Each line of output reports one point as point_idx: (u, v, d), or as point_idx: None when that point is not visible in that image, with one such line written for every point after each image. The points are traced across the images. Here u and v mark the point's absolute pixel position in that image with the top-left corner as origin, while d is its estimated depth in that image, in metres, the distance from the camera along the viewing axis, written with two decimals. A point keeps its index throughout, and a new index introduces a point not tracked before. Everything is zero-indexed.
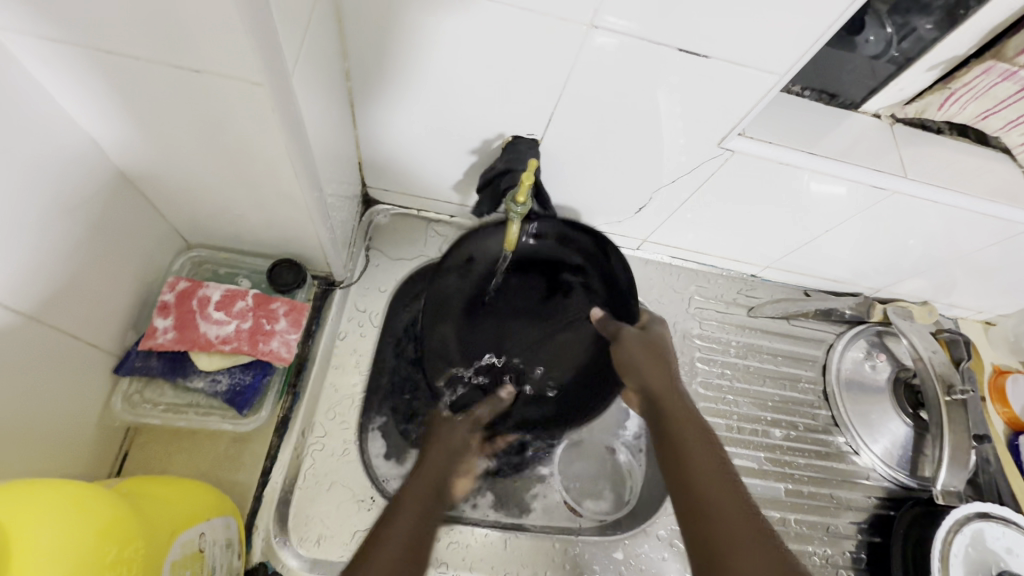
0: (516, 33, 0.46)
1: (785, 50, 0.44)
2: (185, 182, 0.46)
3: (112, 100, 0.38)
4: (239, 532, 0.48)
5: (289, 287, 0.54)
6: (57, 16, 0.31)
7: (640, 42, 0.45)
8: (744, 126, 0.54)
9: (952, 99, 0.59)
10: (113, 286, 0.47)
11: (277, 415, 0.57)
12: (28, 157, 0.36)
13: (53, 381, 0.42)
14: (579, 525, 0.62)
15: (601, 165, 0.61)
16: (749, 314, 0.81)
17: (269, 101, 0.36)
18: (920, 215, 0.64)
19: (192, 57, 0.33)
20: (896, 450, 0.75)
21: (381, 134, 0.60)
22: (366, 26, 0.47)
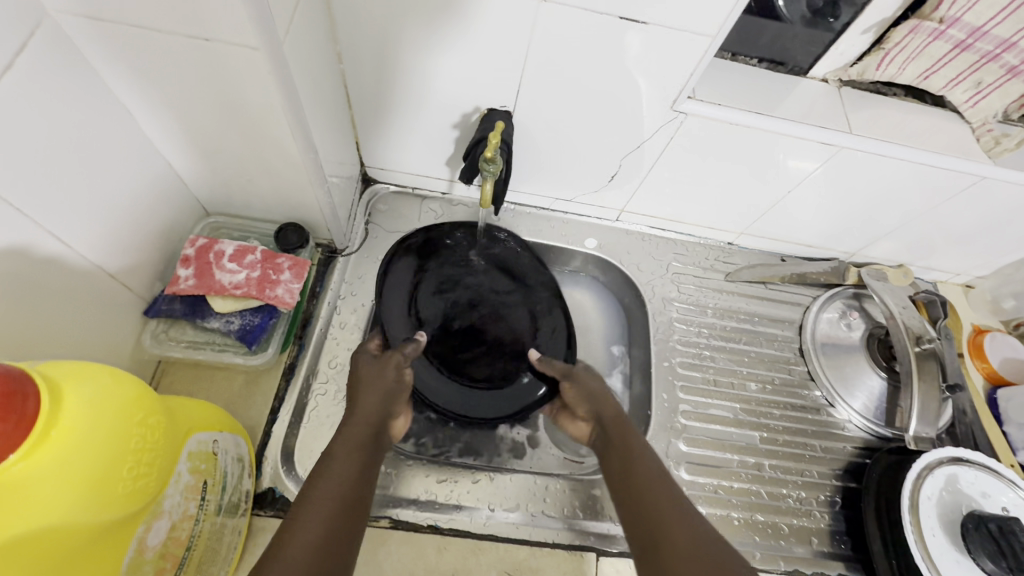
0: (478, 15, 0.53)
1: (714, 13, 0.50)
2: (202, 151, 0.54)
3: (146, 72, 0.45)
4: (249, 455, 0.55)
5: (293, 245, 0.62)
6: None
7: (586, 13, 0.52)
8: (692, 88, 0.59)
9: (888, 59, 0.63)
10: (146, 239, 0.55)
11: (285, 361, 0.64)
12: (82, 120, 0.44)
13: (92, 312, 0.49)
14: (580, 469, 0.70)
15: (571, 135, 0.68)
16: (726, 279, 0.85)
17: (265, 64, 0.43)
18: (876, 171, 0.68)
19: (205, 27, 0.40)
20: (873, 403, 0.78)
21: (375, 117, 0.68)
22: (354, 16, 0.55)
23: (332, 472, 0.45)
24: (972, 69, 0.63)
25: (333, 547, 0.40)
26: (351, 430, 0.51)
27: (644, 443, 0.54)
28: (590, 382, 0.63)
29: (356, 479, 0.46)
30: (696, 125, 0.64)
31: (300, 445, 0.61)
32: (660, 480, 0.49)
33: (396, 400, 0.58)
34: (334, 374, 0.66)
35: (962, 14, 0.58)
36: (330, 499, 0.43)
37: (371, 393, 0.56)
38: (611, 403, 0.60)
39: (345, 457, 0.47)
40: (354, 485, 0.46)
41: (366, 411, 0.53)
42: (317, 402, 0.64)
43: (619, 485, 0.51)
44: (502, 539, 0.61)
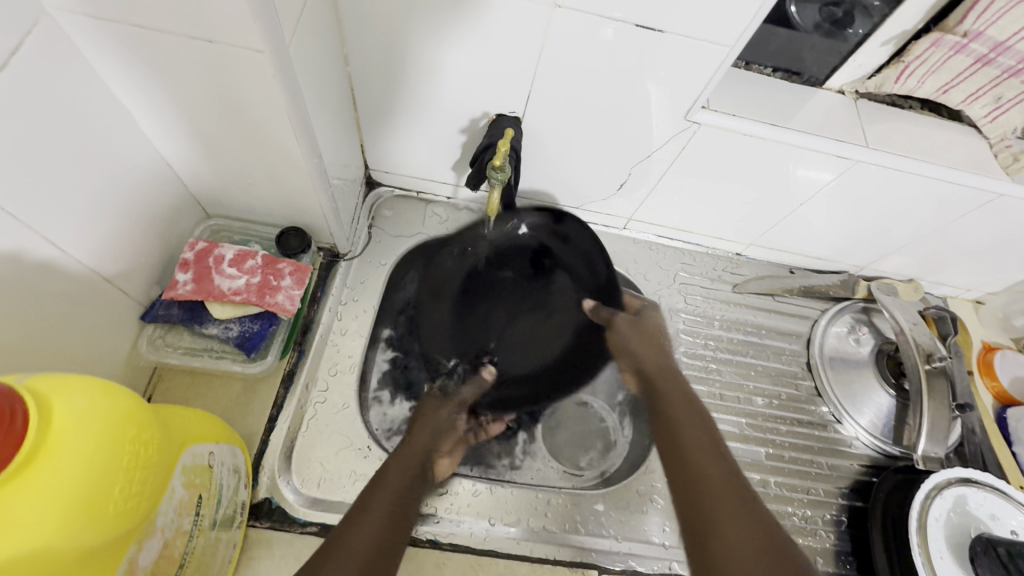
0: (490, 20, 0.52)
1: (733, 22, 0.49)
2: (204, 154, 0.53)
3: (148, 73, 0.44)
4: (245, 465, 0.54)
5: (295, 251, 0.61)
6: None
7: (600, 19, 0.50)
8: (706, 98, 0.58)
9: (907, 72, 0.62)
10: (144, 242, 0.54)
11: (284, 368, 0.63)
12: (78, 121, 0.43)
13: (86, 317, 0.48)
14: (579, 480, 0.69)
15: (580, 143, 0.66)
16: (733, 290, 0.84)
17: (270, 67, 0.42)
18: (890, 185, 0.67)
19: (207, 28, 0.39)
20: (881, 421, 0.76)
21: (381, 121, 0.66)
22: (363, 18, 0.53)
23: (381, 492, 0.53)
24: (992, 85, 0.61)
25: (373, 566, 0.47)
26: (383, 488, 0.54)
27: (698, 408, 0.62)
28: (631, 332, 0.70)
29: (400, 502, 0.54)
30: (708, 135, 0.62)
31: (297, 455, 0.60)
32: (723, 476, 0.53)
33: (444, 443, 0.63)
34: (334, 381, 0.64)
35: (986, 28, 0.55)
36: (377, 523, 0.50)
37: (425, 432, 0.62)
38: (660, 355, 0.69)
39: (394, 480, 0.55)
40: (398, 506, 0.54)
41: (400, 470, 0.57)
42: (316, 411, 0.62)
43: (666, 454, 0.58)
44: (501, 555, 0.60)
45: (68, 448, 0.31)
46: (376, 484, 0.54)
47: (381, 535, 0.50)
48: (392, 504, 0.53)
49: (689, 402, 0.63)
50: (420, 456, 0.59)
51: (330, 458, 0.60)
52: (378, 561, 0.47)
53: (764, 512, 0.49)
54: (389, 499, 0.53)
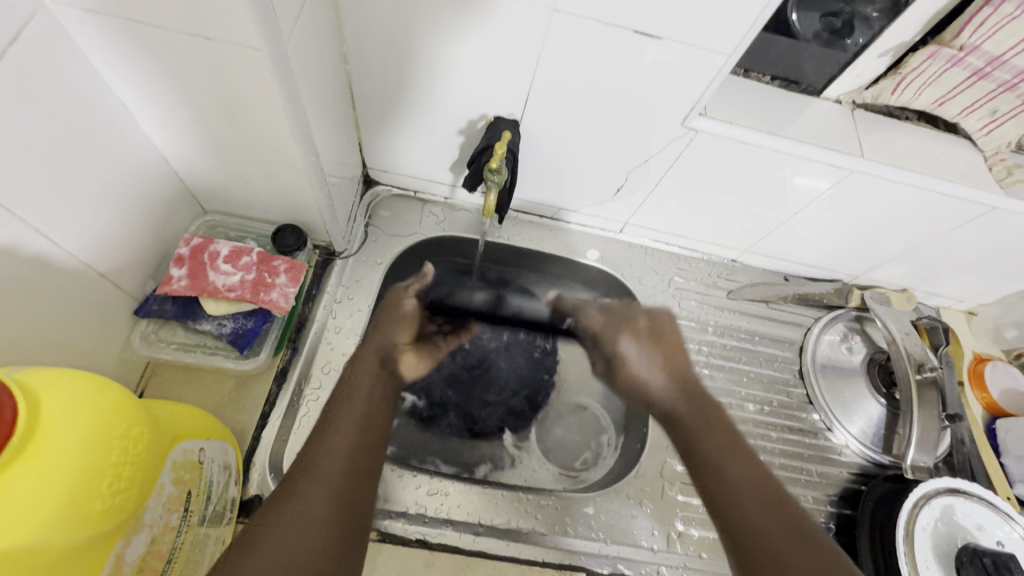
0: (489, 23, 0.52)
1: (732, 31, 0.49)
2: (199, 149, 0.53)
3: (145, 69, 0.44)
4: (236, 461, 0.54)
5: (291, 248, 0.61)
6: None
7: (600, 25, 0.50)
8: (704, 105, 0.58)
9: (904, 84, 0.62)
10: (138, 237, 0.54)
11: (277, 366, 0.63)
12: (78, 118, 0.43)
13: (78, 311, 0.48)
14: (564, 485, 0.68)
15: (578, 147, 0.66)
16: (728, 296, 0.84)
17: (268, 65, 0.42)
18: (884, 195, 0.67)
19: (205, 25, 0.39)
20: (870, 429, 0.77)
21: (380, 120, 0.66)
22: (362, 18, 0.53)
23: (348, 401, 0.53)
24: (987, 98, 0.62)
25: (345, 499, 0.44)
26: (341, 419, 0.50)
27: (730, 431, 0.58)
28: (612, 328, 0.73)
29: (358, 436, 0.49)
30: (706, 142, 0.63)
31: (288, 452, 0.60)
32: (781, 519, 0.48)
33: (401, 329, 0.66)
34: (327, 379, 0.64)
35: (982, 42, 0.56)
36: (342, 431, 0.49)
37: (379, 329, 0.63)
38: (657, 344, 0.70)
39: (360, 388, 0.55)
40: (360, 433, 0.50)
41: (361, 387, 0.55)
42: (308, 408, 0.62)
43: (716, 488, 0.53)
44: (490, 557, 0.61)
45: (55, 443, 0.31)
46: (330, 422, 0.50)
47: (352, 445, 0.48)
48: (353, 431, 0.49)
49: (738, 446, 0.56)
50: (373, 360, 0.59)
51: None
52: (360, 457, 0.48)
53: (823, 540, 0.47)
54: (348, 429, 0.49)
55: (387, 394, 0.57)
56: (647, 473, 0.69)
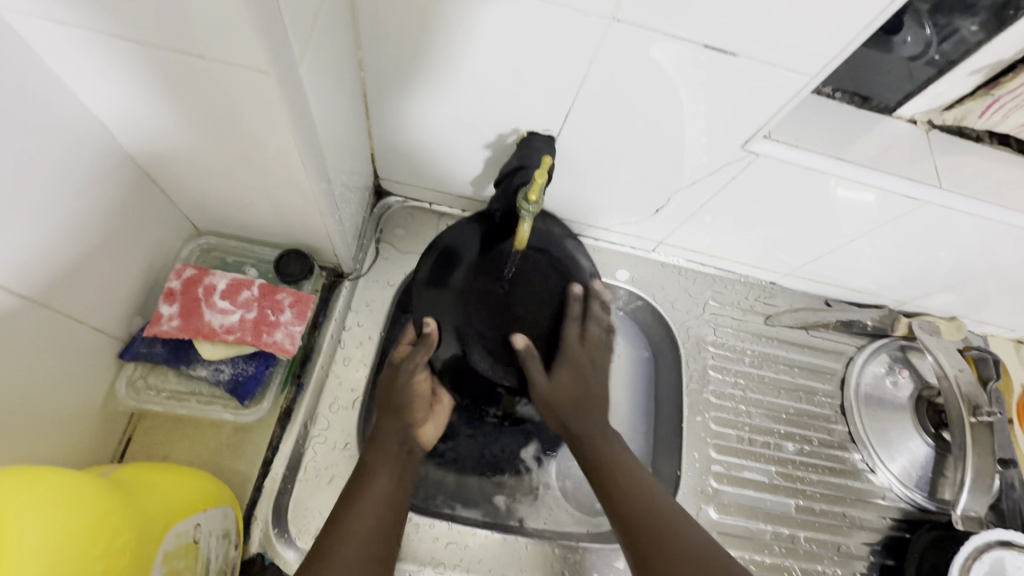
0: (535, 30, 0.44)
1: (820, 50, 0.42)
2: (192, 171, 0.46)
3: (126, 85, 0.36)
4: (237, 522, 0.48)
5: (296, 277, 0.54)
6: None
7: (663, 37, 0.43)
8: (770, 128, 0.51)
9: (995, 107, 0.55)
10: (123, 270, 0.47)
11: (280, 406, 0.57)
12: (50, 148, 0.37)
13: (55, 366, 0.41)
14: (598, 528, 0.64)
15: (618, 165, 0.59)
16: (765, 322, 0.78)
17: (275, 89, 0.35)
18: (953, 227, 0.61)
19: (199, 41, 0.32)
20: (915, 470, 0.72)
21: (395, 127, 0.59)
22: (380, 19, 0.46)
23: (373, 483, 0.50)
24: None
25: None
26: (366, 494, 0.49)
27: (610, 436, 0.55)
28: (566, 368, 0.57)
29: (378, 525, 0.47)
30: (764, 167, 0.56)
31: (293, 503, 0.54)
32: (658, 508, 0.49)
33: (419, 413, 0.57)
34: (336, 418, 0.59)
35: None
36: (367, 519, 0.47)
37: (388, 413, 0.55)
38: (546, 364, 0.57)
39: (385, 469, 0.51)
40: (386, 523, 0.48)
41: (382, 457, 0.52)
42: (315, 452, 0.57)
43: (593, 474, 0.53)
44: None
45: None
46: (354, 495, 0.49)
47: (377, 525, 0.47)
48: (377, 509, 0.48)
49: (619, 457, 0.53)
50: (398, 434, 0.54)
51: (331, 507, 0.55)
52: (380, 539, 0.47)
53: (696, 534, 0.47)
54: (373, 512, 0.48)
55: (409, 477, 0.53)
56: None
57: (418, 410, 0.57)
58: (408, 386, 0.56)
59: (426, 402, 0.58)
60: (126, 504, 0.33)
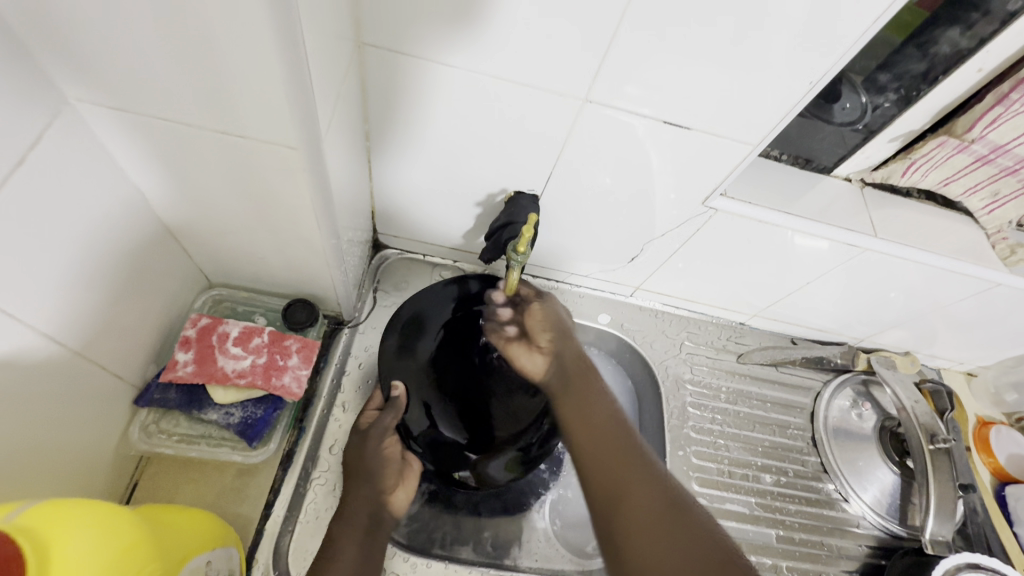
0: (520, 107, 0.52)
1: (759, 124, 0.50)
2: (212, 228, 0.51)
3: (167, 159, 0.42)
4: (239, 564, 0.50)
5: (302, 324, 0.58)
6: (114, 89, 0.36)
7: (629, 113, 0.51)
8: (726, 187, 0.59)
9: (913, 168, 0.63)
10: (142, 321, 0.50)
11: (283, 449, 0.59)
12: (98, 214, 0.41)
13: (75, 411, 0.44)
14: (591, 565, 0.66)
15: (596, 220, 0.66)
16: (738, 360, 0.84)
17: (302, 162, 0.41)
18: (893, 271, 0.68)
19: (239, 125, 0.37)
20: (885, 498, 0.76)
21: (394, 187, 0.65)
22: (387, 98, 0.52)
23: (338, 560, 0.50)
24: (991, 181, 0.63)
25: None
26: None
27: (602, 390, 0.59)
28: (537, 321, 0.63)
29: None
30: (724, 220, 0.63)
31: (294, 546, 0.55)
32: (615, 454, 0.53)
33: (387, 479, 0.58)
34: (334, 461, 0.61)
35: (989, 133, 0.58)
36: None
37: (359, 482, 0.56)
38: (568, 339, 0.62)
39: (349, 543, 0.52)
40: None
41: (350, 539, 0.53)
42: (315, 494, 0.59)
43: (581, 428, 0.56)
44: None
45: None
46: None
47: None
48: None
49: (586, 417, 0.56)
50: (367, 509, 0.56)
51: None
52: None
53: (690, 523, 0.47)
54: None
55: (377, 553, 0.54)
56: None
57: (389, 477, 0.59)
58: (379, 451, 0.58)
59: (393, 469, 0.59)
60: (155, 542, 0.35)
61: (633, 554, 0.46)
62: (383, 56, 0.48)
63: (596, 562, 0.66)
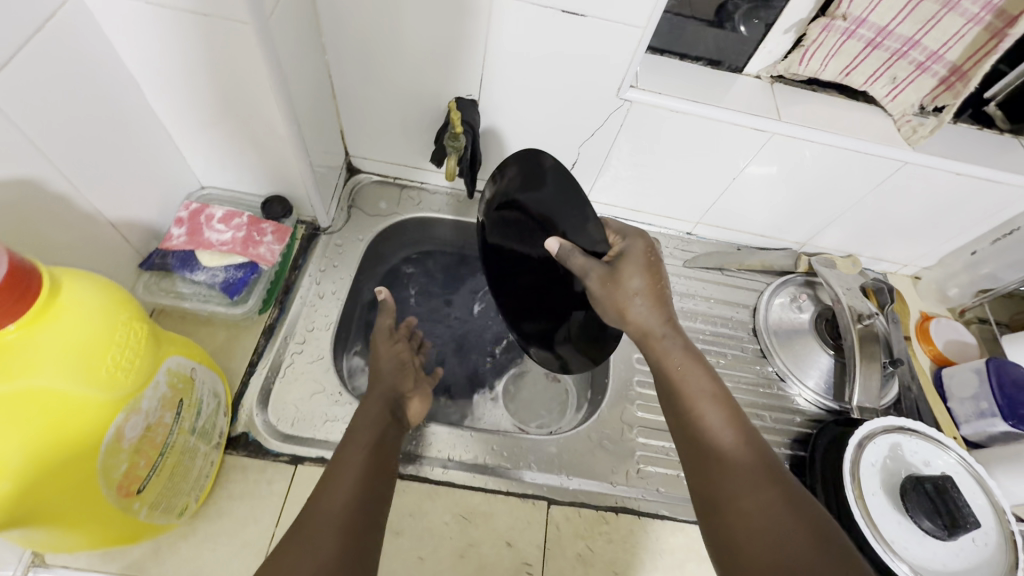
0: (443, 9, 0.61)
1: (643, 5, 0.58)
2: (195, 123, 0.61)
3: (153, 49, 0.53)
4: (225, 399, 0.60)
5: (277, 216, 0.69)
6: None
7: (535, 8, 0.60)
8: (633, 77, 0.67)
9: (808, 56, 0.71)
10: (143, 200, 0.62)
11: (265, 322, 0.70)
12: (103, 93, 0.53)
13: (88, 257, 0.55)
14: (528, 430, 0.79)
15: (529, 123, 0.75)
16: (684, 265, 0.91)
17: (252, 37, 0.51)
18: (810, 158, 0.75)
19: (200, 4, 0.48)
20: (823, 379, 0.82)
21: (355, 105, 0.75)
22: (336, 12, 0.63)
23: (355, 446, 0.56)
24: (886, 66, 0.70)
25: (357, 519, 0.49)
26: (346, 467, 0.53)
27: (705, 384, 0.54)
28: (603, 290, 0.56)
29: (373, 452, 0.56)
30: (641, 112, 0.71)
31: (274, 396, 0.66)
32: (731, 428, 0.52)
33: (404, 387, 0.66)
34: (311, 335, 0.71)
35: (868, 15, 0.65)
36: (350, 478, 0.52)
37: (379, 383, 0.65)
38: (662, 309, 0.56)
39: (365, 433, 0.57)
40: (373, 475, 0.54)
41: (369, 424, 0.59)
42: (292, 359, 0.69)
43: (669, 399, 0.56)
44: (460, 487, 0.64)
45: (67, 321, 0.39)
46: (334, 475, 0.52)
47: (357, 495, 0.51)
48: (361, 475, 0.53)
49: (719, 405, 0.53)
50: (383, 403, 0.63)
51: (303, 400, 0.66)
52: (367, 497, 0.51)
53: (817, 525, 0.44)
54: (354, 475, 0.52)
55: (391, 443, 0.59)
56: (607, 418, 0.74)
57: (404, 382, 0.68)
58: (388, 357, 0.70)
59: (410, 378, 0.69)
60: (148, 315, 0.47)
61: (744, 538, 0.45)
62: None
63: (532, 429, 0.79)
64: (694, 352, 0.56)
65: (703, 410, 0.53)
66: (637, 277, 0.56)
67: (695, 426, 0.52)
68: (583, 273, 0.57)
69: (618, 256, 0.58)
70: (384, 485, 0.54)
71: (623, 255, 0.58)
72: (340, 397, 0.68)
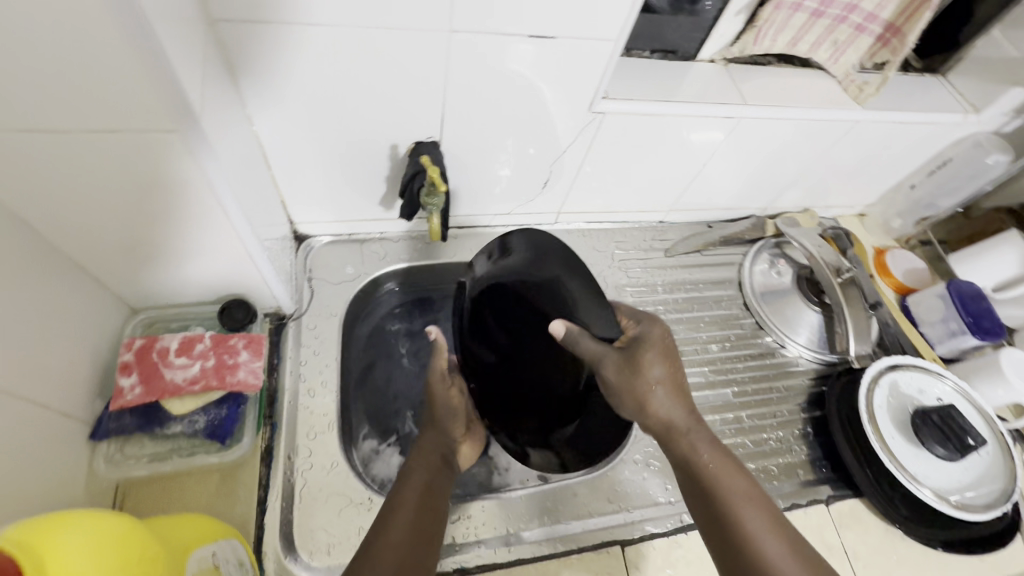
0: (393, 54, 0.53)
1: (613, 17, 0.53)
2: (117, 249, 0.49)
3: (46, 179, 0.40)
4: (249, 555, 0.50)
5: (241, 323, 0.58)
6: None
7: (497, 37, 0.53)
8: (604, 89, 0.63)
9: (761, 35, 0.70)
10: (71, 357, 0.49)
11: (260, 446, 0.59)
12: None
13: (30, 456, 0.43)
14: None
15: (498, 153, 0.68)
16: (666, 255, 0.91)
17: (184, 145, 0.40)
18: (774, 132, 0.75)
19: (106, 118, 0.37)
20: (815, 335, 0.86)
21: (297, 172, 0.65)
22: (259, 76, 0.52)
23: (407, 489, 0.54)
24: (828, 32, 0.72)
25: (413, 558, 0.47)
26: (400, 508, 0.51)
27: (739, 485, 0.52)
28: (620, 376, 0.53)
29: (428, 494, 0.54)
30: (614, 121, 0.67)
31: (298, 529, 0.57)
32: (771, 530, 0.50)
33: (457, 430, 0.63)
34: (317, 444, 0.62)
35: None
36: (404, 522, 0.50)
37: (432, 426, 0.62)
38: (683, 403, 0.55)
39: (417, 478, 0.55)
40: (424, 517, 0.52)
41: (419, 467, 0.57)
42: (305, 478, 0.60)
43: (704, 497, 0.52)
44: (530, 560, 0.61)
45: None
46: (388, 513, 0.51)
47: (411, 534, 0.49)
48: (413, 513, 0.51)
49: (755, 504, 0.51)
50: (434, 449, 0.60)
51: (332, 520, 0.58)
52: (420, 536, 0.49)
53: None
54: (410, 515, 0.51)
55: (443, 487, 0.56)
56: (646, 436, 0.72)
57: (456, 427, 0.63)
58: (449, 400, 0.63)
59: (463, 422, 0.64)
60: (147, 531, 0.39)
61: None
62: (239, 32, 0.48)
63: None
64: (723, 450, 0.54)
65: (742, 514, 0.50)
66: (658, 365, 0.53)
67: (735, 527, 0.50)
68: (596, 358, 0.53)
69: (632, 341, 0.55)
70: (435, 526, 0.52)
71: (639, 341, 0.55)
72: (372, 504, 0.60)
